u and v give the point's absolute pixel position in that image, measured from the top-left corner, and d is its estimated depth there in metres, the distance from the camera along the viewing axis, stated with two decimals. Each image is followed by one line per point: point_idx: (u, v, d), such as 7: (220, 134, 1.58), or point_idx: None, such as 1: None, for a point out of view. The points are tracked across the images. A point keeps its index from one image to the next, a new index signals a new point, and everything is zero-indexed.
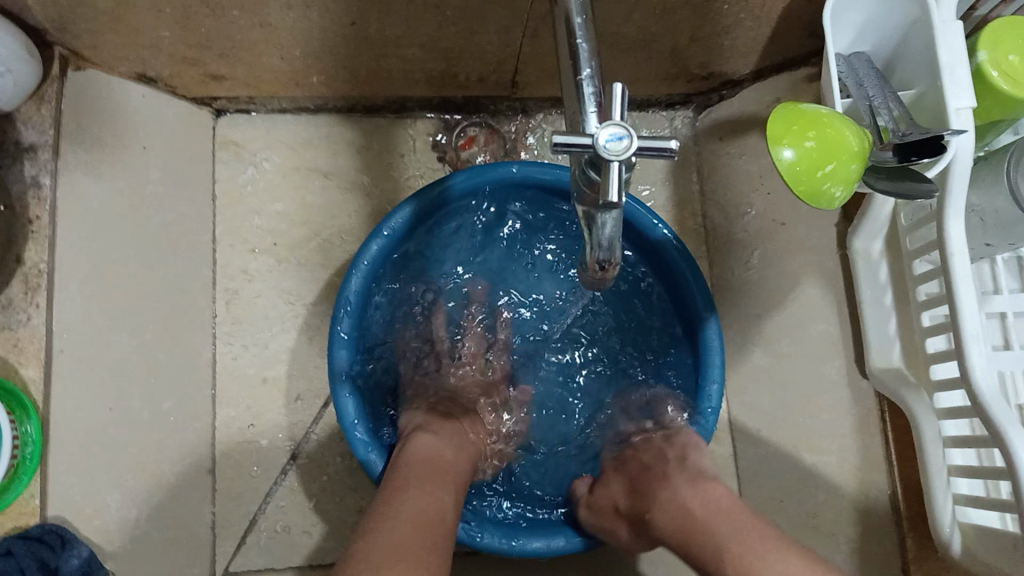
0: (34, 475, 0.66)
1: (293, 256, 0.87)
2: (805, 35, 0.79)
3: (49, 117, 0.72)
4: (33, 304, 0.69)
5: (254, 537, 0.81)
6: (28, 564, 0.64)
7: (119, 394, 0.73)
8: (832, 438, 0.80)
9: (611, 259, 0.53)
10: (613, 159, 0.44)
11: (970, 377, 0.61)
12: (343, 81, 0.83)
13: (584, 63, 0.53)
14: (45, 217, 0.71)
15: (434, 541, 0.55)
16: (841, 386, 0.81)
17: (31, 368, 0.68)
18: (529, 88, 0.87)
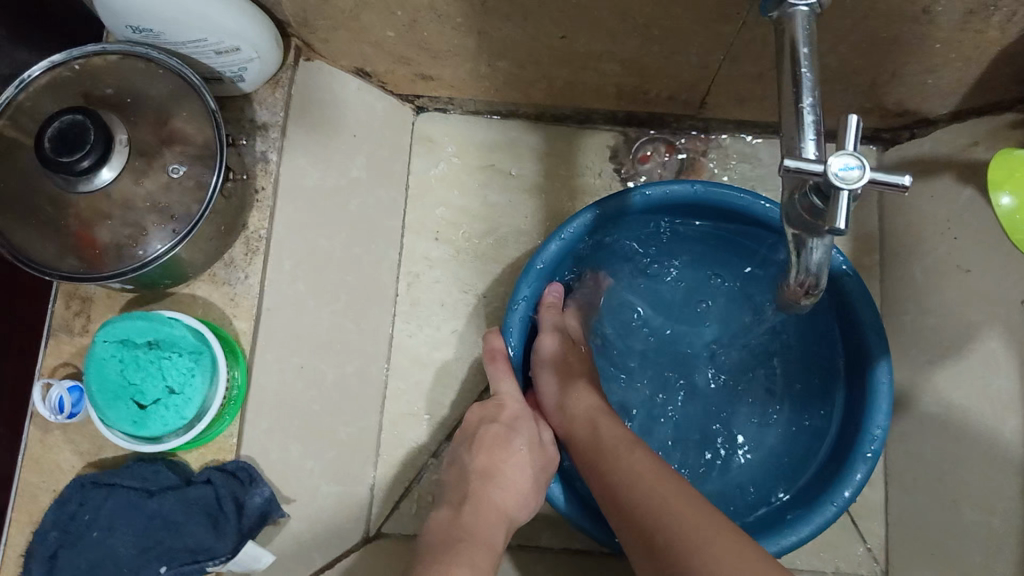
0: (235, 417, 0.73)
1: (471, 249, 0.92)
2: (1016, 79, 0.77)
3: (281, 100, 0.80)
4: (251, 265, 0.77)
5: (406, 504, 0.85)
6: (225, 494, 0.70)
7: (309, 356, 0.80)
8: (1001, 496, 0.75)
9: (817, 284, 0.56)
10: (844, 188, 0.45)
11: None
12: (538, 89, 0.87)
13: (807, 93, 0.55)
14: (268, 188, 0.79)
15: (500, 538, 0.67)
16: (1016, 446, 0.75)
17: (242, 321, 0.76)
18: (717, 110, 0.89)
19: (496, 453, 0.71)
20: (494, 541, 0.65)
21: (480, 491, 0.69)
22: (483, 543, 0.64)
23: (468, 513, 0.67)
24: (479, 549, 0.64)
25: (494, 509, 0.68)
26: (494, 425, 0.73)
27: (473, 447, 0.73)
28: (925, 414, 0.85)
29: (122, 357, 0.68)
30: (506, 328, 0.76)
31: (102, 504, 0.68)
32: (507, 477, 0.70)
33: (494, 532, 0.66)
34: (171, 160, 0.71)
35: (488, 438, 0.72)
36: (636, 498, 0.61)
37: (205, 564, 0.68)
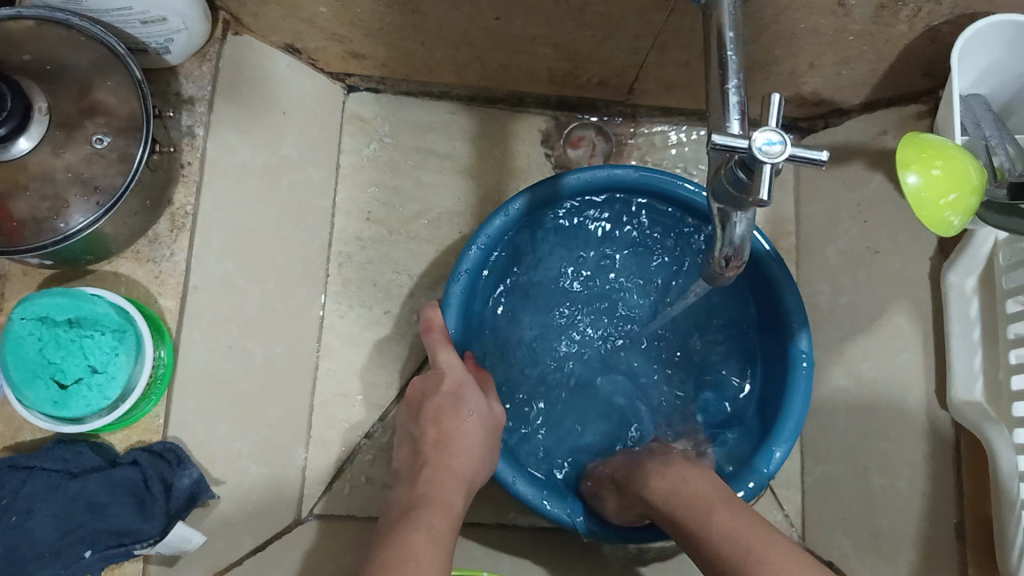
0: (161, 396, 0.72)
1: (403, 230, 0.92)
2: (921, 73, 0.82)
3: (208, 74, 0.79)
4: (177, 242, 0.76)
5: (339, 485, 0.85)
6: (153, 474, 0.69)
7: (240, 336, 0.78)
8: (904, 462, 0.82)
9: (738, 255, 0.58)
10: (766, 161, 0.48)
11: None
12: (472, 71, 0.88)
13: (732, 75, 0.58)
14: (195, 166, 0.77)
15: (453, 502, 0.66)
16: (920, 416, 0.82)
17: (168, 299, 0.74)
18: (644, 97, 0.91)
19: (447, 423, 0.71)
20: (454, 506, 0.66)
21: (434, 461, 0.69)
22: (441, 506, 0.65)
23: (426, 485, 0.67)
24: (440, 514, 0.64)
25: (454, 477, 0.68)
26: (439, 395, 0.73)
27: (420, 419, 0.73)
28: (838, 389, 0.90)
29: (41, 335, 0.66)
30: (444, 312, 0.76)
31: (21, 488, 0.65)
32: (457, 448, 0.70)
33: (450, 495, 0.66)
34: (94, 131, 0.69)
35: (435, 409, 0.72)
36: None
37: (131, 547, 0.67)
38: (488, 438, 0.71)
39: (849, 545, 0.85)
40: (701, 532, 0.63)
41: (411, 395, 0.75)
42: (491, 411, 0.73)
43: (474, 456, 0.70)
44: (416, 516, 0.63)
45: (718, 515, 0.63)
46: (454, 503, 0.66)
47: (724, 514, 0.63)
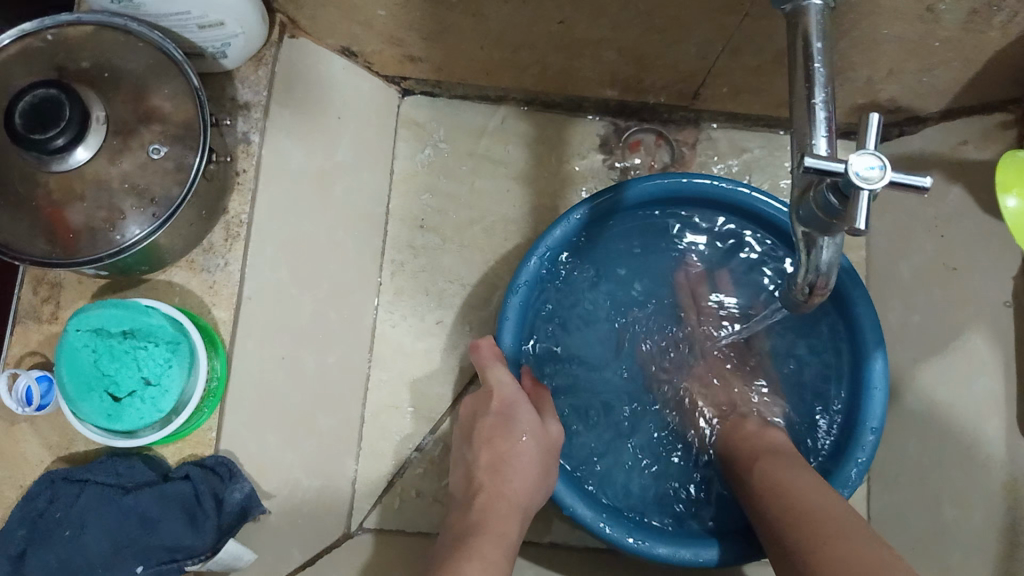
0: (214, 410, 0.71)
1: (457, 237, 0.89)
2: (1009, 81, 0.77)
3: (264, 79, 0.77)
4: (232, 251, 0.74)
5: (389, 499, 0.83)
6: (204, 490, 0.67)
7: (292, 347, 0.77)
8: (981, 492, 0.78)
9: (825, 284, 0.54)
10: (864, 188, 0.44)
11: None
12: (532, 76, 0.85)
13: (819, 89, 0.54)
14: (251, 171, 0.75)
15: (508, 530, 0.64)
16: (997, 444, 0.78)
17: (222, 310, 0.72)
18: (709, 102, 0.88)
19: (498, 441, 0.68)
20: (509, 536, 0.63)
21: (487, 486, 0.66)
22: (496, 536, 0.63)
23: (480, 511, 0.65)
24: (491, 546, 0.61)
25: (506, 504, 0.65)
26: (489, 415, 0.69)
27: (473, 442, 0.69)
28: (907, 410, 0.86)
29: (95, 347, 0.65)
30: (501, 328, 0.74)
31: (73, 501, 0.64)
32: (513, 471, 0.66)
33: (506, 523, 0.64)
34: (151, 140, 0.68)
35: (485, 430, 0.69)
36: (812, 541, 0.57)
37: (183, 563, 0.65)
38: (544, 459, 0.68)
39: None
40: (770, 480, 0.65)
41: (463, 412, 0.72)
42: (545, 430, 0.69)
43: (533, 479, 0.67)
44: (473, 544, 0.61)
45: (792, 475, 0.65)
46: (510, 531, 0.64)
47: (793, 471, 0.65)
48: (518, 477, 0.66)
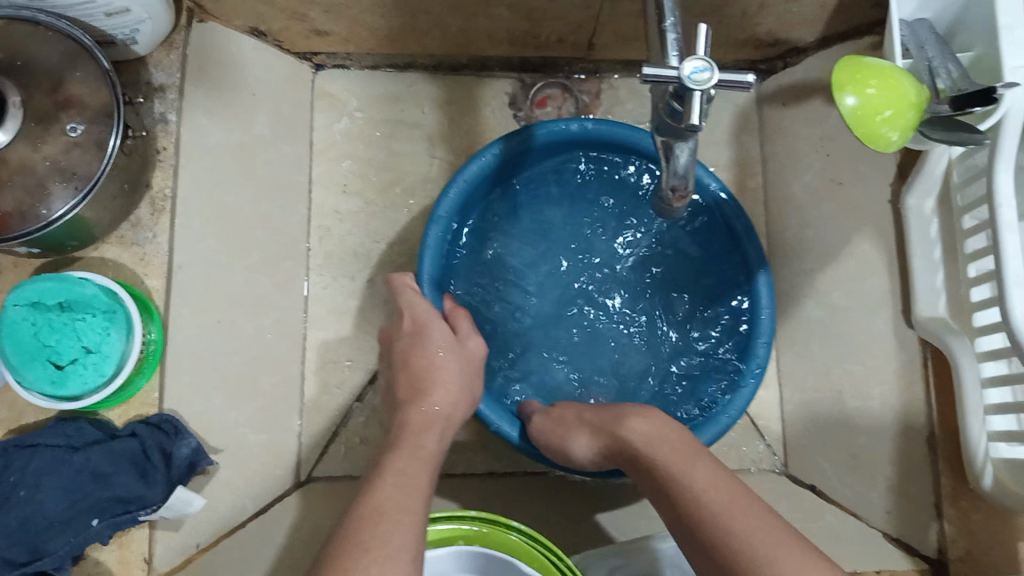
0: (153, 371, 0.77)
1: (381, 199, 0.94)
2: (870, 4, 0.84)
3: (176, 61, 0.82)
4: (158, 224, 0.80)
5: (336, 446, 0.88)
6: (151, 444, 0.73)
7: (228, 311, 0.81)
8: (876, 383, 0.86)
9: (685, 186, 0.60)
10: (695, 89, 0.50)
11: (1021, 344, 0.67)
12: (434, 39, 0.90)
13: (669, 13, 0.59)
14: (170, 149, 0.81)
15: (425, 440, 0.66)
16: (889, 336, 0.86)
17: (153, 279, 0.79)
18: (605, 50, 0.93)
19: (418, 362, 0.73)
20: (427, 446, 0.66)
21: (407, 404, 0.70)
22: (412, 446, 0.65)
23: (399, 427, 0.68)
24: (411, 457, 0.63)
25: (422, 416, 0.69)
26: (403, 338, 0.76)
27: (396, 367, 0.75)
28: (812, 319, 0.93)
29: (35, 320, 0.69)
30: (417, 277, 0.79)
31: (27, 464, 0.68)
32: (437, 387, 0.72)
33: (424, 436, 0.67)
34: (68, 120, 0.71)
35: (403, 351, 0.75)
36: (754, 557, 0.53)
37: (136, 513, 0.71)
38: (464, 375, 0.73)
39: (830, 466, 0.90)
40: (676, 491, 0.61)
41: (385, 336, 0.79)
42: (464, 347, 0.76)
43: (456, 392, 0.72)
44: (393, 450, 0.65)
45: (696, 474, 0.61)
46: (427, 438, 0.67)
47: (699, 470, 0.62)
48: (437, 393, 0.71)
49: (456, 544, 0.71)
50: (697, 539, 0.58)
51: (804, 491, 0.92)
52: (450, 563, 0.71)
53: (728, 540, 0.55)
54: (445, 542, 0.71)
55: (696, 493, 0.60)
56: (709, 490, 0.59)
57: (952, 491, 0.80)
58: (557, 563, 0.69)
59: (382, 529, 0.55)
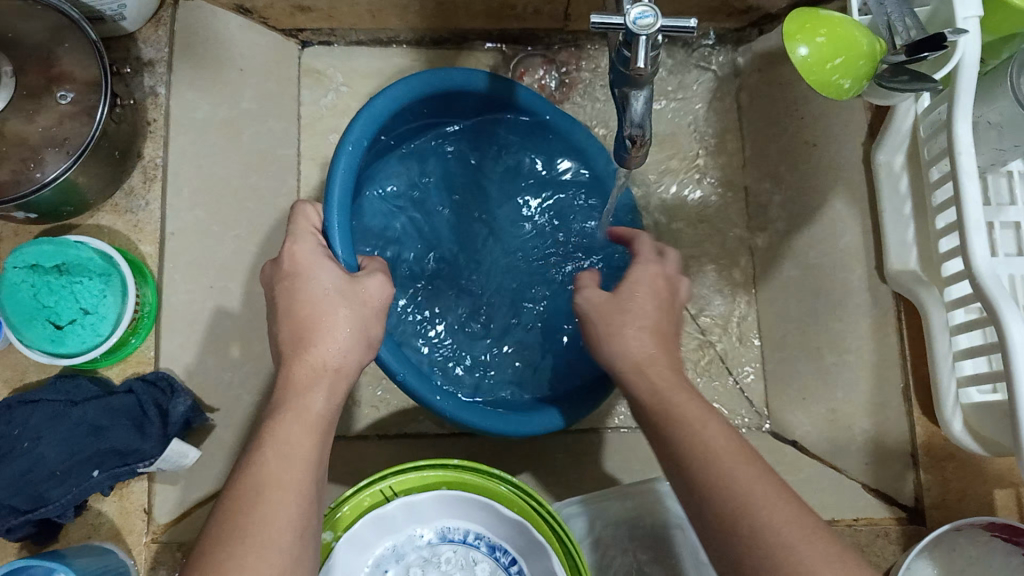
0: (148, 332, 0.81)
1: None
2: None
3: (164, 37, 0.87)
4: (150, 192, 0.84)
5: None
6: (147, 400, 0.76)
7: (218, 277, 0.85)
8: (853, 338, 0.87)
9: (643, 136, 0.62)
10: (641, 33, 0.53)
11: (982, 284, 0.68)
12: (414, 14, 0.93)
13: None
14: (160, 121, 0.86)
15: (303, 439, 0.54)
16: (862, 291, 0.86)
17: (148, 246, 0.83)
18: (582, 20, 0.95)
19: (300, 308, 0.60)
20: (316, 410, 0.56)
21: (293, 358, 0.59)
22: (297, 409, 0.55)
23: (282, 389, 0.57)
24: (298, 420, 0.55)
25: (309, 371, 0.58)
26: (283, 280, 0.62)
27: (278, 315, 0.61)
28: (789, 278, 0.95)
29: (33, 282, 0.73)
30: (327, 194, 0.70)
31: (29, 418, 0.72)
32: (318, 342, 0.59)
33: (311, 393, 0.57)
34: (59, 89, 0.75)
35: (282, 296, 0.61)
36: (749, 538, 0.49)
37: (134, 466, 0.74)
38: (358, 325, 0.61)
39: (809, 423, 0.91)
40: (682, 443, 0.56)
41: (265, 275, 0.64)
42: (358, 285, 0.62)
43: (347, 341, 0.60)
44: (271, 425, 0.54)
45: (710, 431, 0.56)
46: (312, 403, 0.56)
47: (714, 427, 0.56)
48: (335, 338, 0.59)
49: (439, 488, 0.71)
50: (692, 493, 0.54)
51: (785, 447, 0.93)
52: (435, 509, 0.72)
53: (722, 505, 0.51)
54: (430, 488, 0.71)
55: (709, 446, 0.54)
56: (724, 450, 0.54)
57: (926, 441, 0.80)
58: (536, 509, 0.71)
59: (264, 512, 0.49)
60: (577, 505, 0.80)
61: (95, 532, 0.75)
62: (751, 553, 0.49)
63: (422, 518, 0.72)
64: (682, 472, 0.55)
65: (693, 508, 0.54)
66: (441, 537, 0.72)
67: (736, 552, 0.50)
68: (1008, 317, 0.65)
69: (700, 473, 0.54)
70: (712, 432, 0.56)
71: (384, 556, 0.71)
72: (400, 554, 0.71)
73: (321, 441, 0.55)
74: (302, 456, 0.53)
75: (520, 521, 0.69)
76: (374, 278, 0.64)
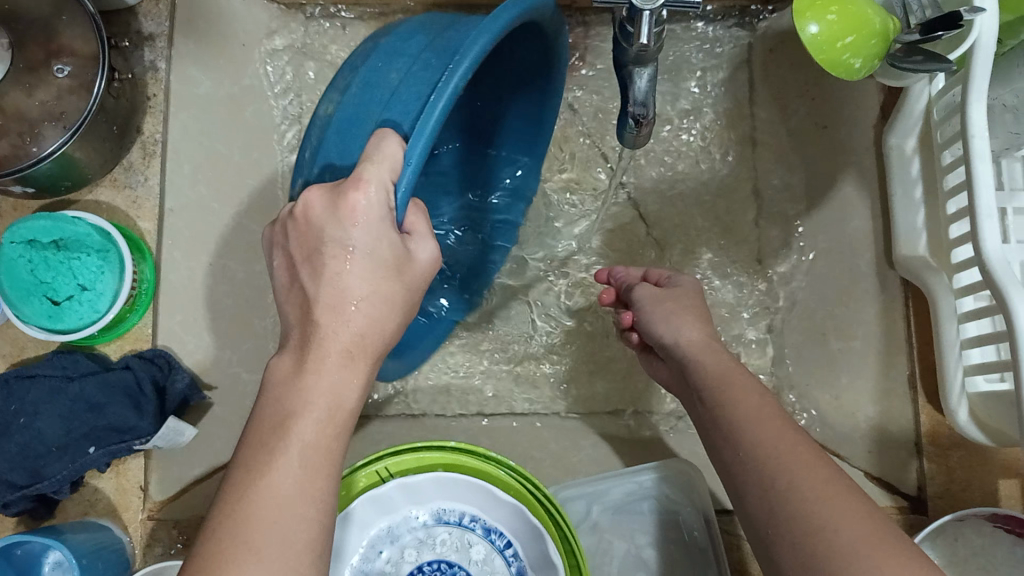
0: (146, 309, 0.80)
1: None
2: None
3: (164, 11, 0.86)
4: (149, 168, 0.83)
5: None
6: (144, 376, 0.75)
7: (220, 255, 0.84)
8: (860, 324, 0.85)
9: (646, 115, 0.60)
10: (644, 8, 0.51)
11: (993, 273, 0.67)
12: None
13: None
14: (160, 96, 0.85)
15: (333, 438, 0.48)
16: (871, 277, 0.85)
17: (146, 222, 0.83)
18: None
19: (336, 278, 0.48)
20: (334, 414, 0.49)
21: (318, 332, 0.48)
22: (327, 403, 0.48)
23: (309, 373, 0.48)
24: (320, 415, 0.48)
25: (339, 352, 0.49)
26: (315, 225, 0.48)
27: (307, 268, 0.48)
28: None
29: (31, 258, 0.73)
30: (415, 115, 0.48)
31: (27, 394, 0.72)
32: (332, 314, 0.48)
33: (342, 380, 0.49)
34: (56, 62, 0.74)
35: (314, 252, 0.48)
36: (772, 487, 0.52)
37: (131, 443, 0.73)
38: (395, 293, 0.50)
39: None
40: (720, 406, 0.59)
41: (305, 200, 0.49)
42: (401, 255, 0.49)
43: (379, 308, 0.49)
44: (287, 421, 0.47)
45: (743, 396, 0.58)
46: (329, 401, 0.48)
47: (753, 392, 0.59)
48: (371, 311, 0.49)
49: (435, 470, 0.70)
50: (726, 450, 0.57)
51: None
52: (431, 490, 0.71)
53: (764, 480, 0.52)
54: (426, 469, 0.70)
55: (745, 411, 0.57)
56: (759, 411, 0.57)
57: (931, 431, 0.80)
58: (532, 491, 0.70)
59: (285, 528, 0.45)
60: (574, 489, 0.78)
61: (92, 507, 0.76)
62: (778, 505, 0.51)
63: (417, 500, 0.72)
64: (722, 435, 0.58)
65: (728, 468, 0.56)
66: (436, 519, 0.72)
67: (763, 505, 0.52)
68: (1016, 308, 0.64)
69: (735, 434, 0.57)
70: (746, 397, 0.58)
71: (380, 537, 0.71)
72: (395, 535, 0.71)
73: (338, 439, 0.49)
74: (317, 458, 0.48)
75: (516, 504, 0.68)
76: (424, 238, 0.51)
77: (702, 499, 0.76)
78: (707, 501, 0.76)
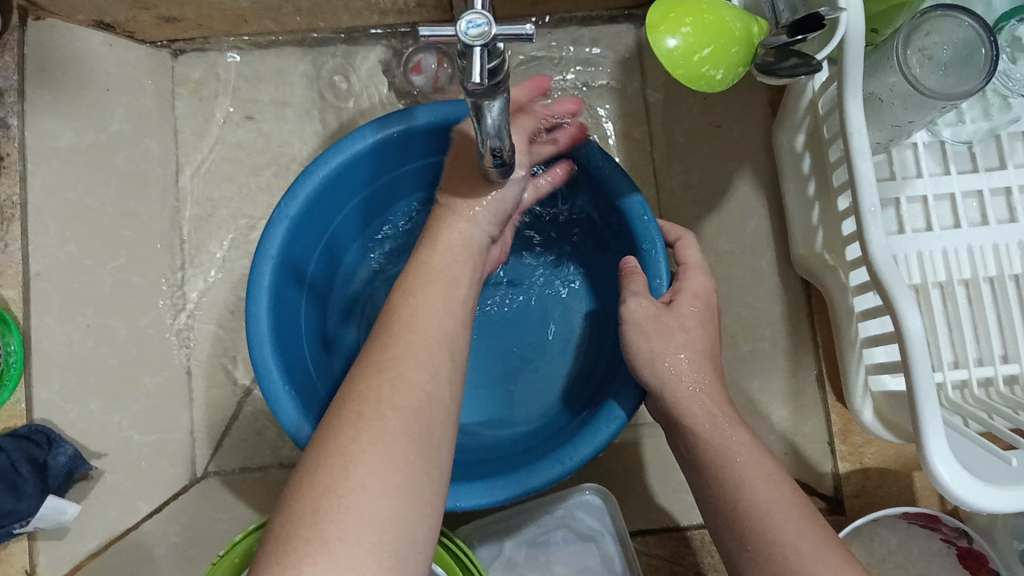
0: (17, 385, 0.78)
1: (252, 180, 0.89)
2: None
3: (11, 61, 0.82)
4: (9, 233, 0.80)
5: (230, 441, 0.83)
6: (19, 458, 0.74)
7: (97, 315, 0.82)
8: (768, 325, 0.84)
9: (503, 147, 0.59)
10: (473, 45, 0.47)
11: (881, 276, 0.64)
12: (290, 15, 0.85)
13: None
14: (15, 154, 0.81)
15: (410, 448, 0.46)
16: (773, 277, 0.85)
17: (10, 289, 0.80)
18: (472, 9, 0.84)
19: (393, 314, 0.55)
20: (442, 366, 0.52)
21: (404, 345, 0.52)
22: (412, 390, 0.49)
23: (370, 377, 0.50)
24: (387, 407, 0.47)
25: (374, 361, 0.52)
26: None
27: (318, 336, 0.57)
28: None
29: None
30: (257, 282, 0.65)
31: None
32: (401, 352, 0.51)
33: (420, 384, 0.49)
34: None
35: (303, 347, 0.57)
36: (769, 542, 0.52)
37: (12, 527, 0.74)
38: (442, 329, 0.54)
39: None
40: (724, 467, 0.57)
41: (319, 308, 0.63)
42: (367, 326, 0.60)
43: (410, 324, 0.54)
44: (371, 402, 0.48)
45: (730, 434, 0.58)
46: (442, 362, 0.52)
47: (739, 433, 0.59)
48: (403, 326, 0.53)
49: None
50: (720, 499, 0.56)
51: None
52: None
53: (744, 529, 0.54)
54: None
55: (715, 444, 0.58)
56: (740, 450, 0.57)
57: (842, 428, 0.81)
58: (438, 542, 0.68)
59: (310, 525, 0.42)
60: (485, 528, 0.77)
61: None
62: (760, 555, 0.52)
63: None
64: (716, 472, 0.57)
65: (716, 506, 0.56)
66: None
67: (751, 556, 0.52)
68: (904, 311, 0.61)
69: (722, 472, 0.57)
70: (724, 433, 0.58)
71: None
72: None
73: (439, 414, 0.49)
74: (408, 447, 0.46)
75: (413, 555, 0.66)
76: None
77: (617, 525, 0.75)
78: (621, 525, 0.75)
